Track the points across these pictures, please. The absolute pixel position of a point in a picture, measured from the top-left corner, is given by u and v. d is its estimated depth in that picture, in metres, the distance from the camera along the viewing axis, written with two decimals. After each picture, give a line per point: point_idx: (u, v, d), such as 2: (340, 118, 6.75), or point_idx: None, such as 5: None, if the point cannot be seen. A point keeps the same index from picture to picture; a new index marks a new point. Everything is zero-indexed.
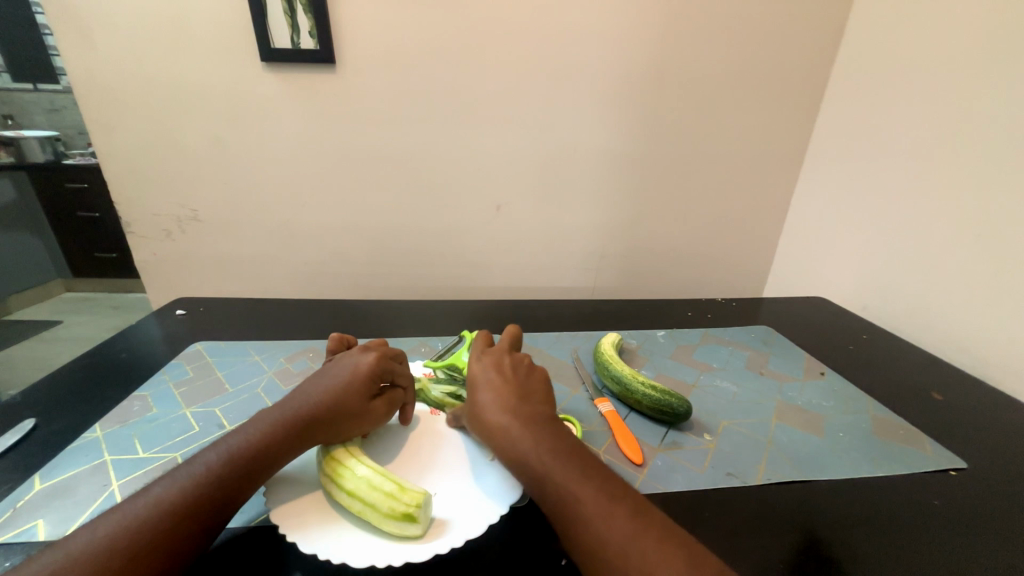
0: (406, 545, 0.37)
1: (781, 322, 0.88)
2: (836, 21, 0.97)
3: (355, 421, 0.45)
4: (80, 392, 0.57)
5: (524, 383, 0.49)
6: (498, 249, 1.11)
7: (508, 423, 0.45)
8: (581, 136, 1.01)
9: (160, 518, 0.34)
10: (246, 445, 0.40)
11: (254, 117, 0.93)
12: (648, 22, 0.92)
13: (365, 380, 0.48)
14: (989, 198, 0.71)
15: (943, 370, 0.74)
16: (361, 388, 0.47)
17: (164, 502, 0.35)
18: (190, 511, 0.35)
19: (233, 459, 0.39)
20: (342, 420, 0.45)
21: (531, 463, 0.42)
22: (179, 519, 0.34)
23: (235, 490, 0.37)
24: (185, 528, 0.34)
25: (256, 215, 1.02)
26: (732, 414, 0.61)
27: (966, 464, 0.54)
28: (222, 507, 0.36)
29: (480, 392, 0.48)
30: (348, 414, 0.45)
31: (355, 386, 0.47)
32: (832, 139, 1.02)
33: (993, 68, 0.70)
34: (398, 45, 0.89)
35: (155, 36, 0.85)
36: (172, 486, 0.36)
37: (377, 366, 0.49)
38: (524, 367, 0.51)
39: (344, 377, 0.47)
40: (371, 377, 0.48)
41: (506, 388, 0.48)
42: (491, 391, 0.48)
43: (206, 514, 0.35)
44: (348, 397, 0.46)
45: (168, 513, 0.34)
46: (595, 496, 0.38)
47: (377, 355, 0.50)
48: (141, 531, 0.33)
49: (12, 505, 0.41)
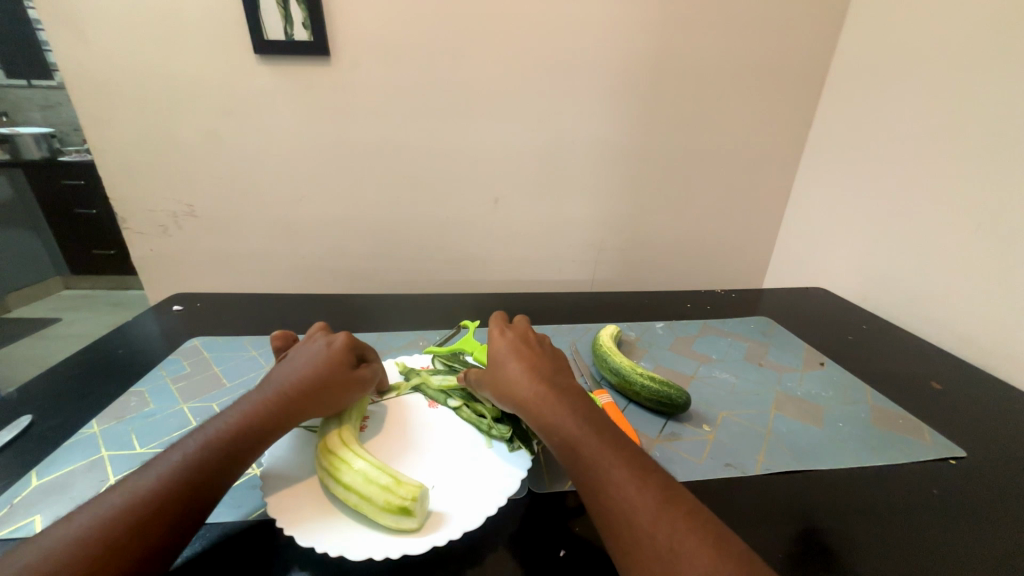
0: (402, 538, 0.37)
1: (780, 313, 0.88)
2: (838, 4, 0.95)
3: (340, 390, 0.46)
4: (78, 389, 0.57)
5: (547, 357, 0.51)
6: (496, 242, 1.10)
7: (539, 393, 0.45)
8: (579, 126, 1.00)
9: (137, 508, 0.33)
10: (227, 428, 0.40)
11: (248, 110, 0.92)
12: (646, 9, 0.91)
13: (339, 351, 0.49)
14: (989, 187, 0.70)
15: (942, 360, 0.74)
16: (337, 358, 0.48)
17: (143, 492, 0.34)
18: (170, 500, 0.34)
19: (211, 446, 0.38)
20: (328, 387, 0.46)
21: (561, 432, 0.41)
22: (162, 506, 0.34)
23: (219, 475, 0.37)
24: (164, 517, 0.34)
25: (251, 209, 1.02)
26: (732, 405, 0.60)
27: (966, 453, 0.53)
28: (202, 493, 0.36)
29: (505, 363, 0.49)
30: (331, 384, 0.46)
31: (333, 359, 0.48)
32: (832, 127, 1.01)
33: (995, 53, 0.69)
34: (393, 34, 0.88)
35: (147, 29, 0.84)
36: (150, 476, 0.35)
37: (349, 342, 0.50)
38: (545, 345, 0.53)
39: (318, 352, 0.48)
40: (344, 349, 0.49)
41: (532, 364, 0.48)
42: (516, 362, 0.48)
43: (184, 502, 0.35)
44: (327, 367, 0.47)
45: (146, 502, 0.34)
46: (625, 467, 0.38)
47: (346, 333, 0.51)
48: (118, 522, 0.32)
49: (9, 500, 0.41)
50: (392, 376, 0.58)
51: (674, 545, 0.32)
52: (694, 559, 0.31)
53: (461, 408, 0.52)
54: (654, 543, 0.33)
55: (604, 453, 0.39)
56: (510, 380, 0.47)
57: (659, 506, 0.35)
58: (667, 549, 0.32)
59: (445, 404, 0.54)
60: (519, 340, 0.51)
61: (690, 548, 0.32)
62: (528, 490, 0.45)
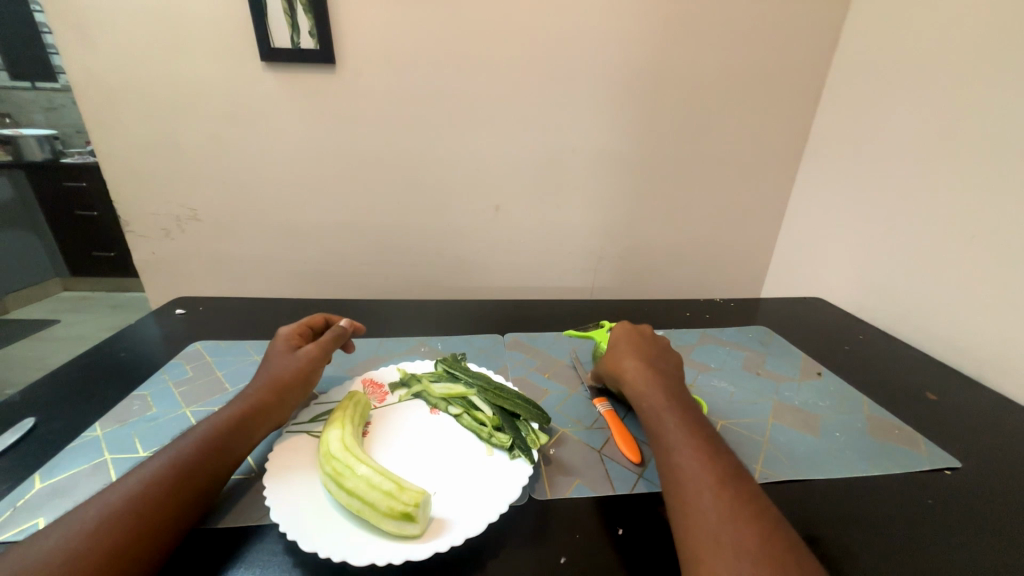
0: (405, 543, 0.37)
1: (779, 323, 0.88)
2: (835, 19, 0.97)
3: (308, 356, 0.54)
4: (82, 391, 0.57)
5: (656, 346, 0.60)
6: (497, 248, 1.11)
7: (640, 372, 0.54)
8: (580, 134, 1.01)
9: (148, 492, 0.36)
10: (218, 420, 0.44)
11: (253, 116, 0.93)
12: (647, 21, 0.92)
13: (286, 339, 0.57)
14: (986, 202, 0.71)
15: (939, 371, 0.74)
16: (289, 344, 0.56)
17: (153, 478, 0.37)
18: (181, 479, 0.38)
19: (210, 433, 0.43)
20: (295, 358, 0.53)
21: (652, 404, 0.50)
22: (172, 487, 0.37)
23: (220, 457, 0.41)
24: (167, 500, 0.36)
25: (254, 213, 1.02)
26: (730, 415, 0.61)
27: (961, 464, 0.54)
28: (202, 475, 0.39)
29: (617, 341, 0.60)
30: (297, 357, 0.54)
31: (280, 352, 0.54)
32: (829, 138, 1.02)
33: (988, 70, 0.71)
34: (397, 43, 0.90)
35: (154, 35, 0.85)
36: (157, 465, 0.39)
37: (290, 333, 0.57)
38: (655, 338, 0.61)
39: (273, 346, 0.56)
40: (290, 336, 0.57)
41: (638, 349, 0.58)
42: (628, 342, 0.59)
43: (186, 486, 0.38)
44: (287, 350, 0.55)
45: (157, 486, 0.37)
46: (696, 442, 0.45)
47: (287, 328, 0.58)
48: (132, 504, 0.35)
49: (13, 503, 0.42)
50: (393, 382, 0.59)
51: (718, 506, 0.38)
52: (731, 516, 0.37)
53: (462, 416, 0.53)
54: (704, 498, 0.39)
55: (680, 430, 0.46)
56: (622, 354, 0.58)
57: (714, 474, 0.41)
58: (714, 505, 0.39)
59: (445, 411, 0.54)
60: (637, 329, 0.62)
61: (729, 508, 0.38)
62: (529, 497, 0.45)
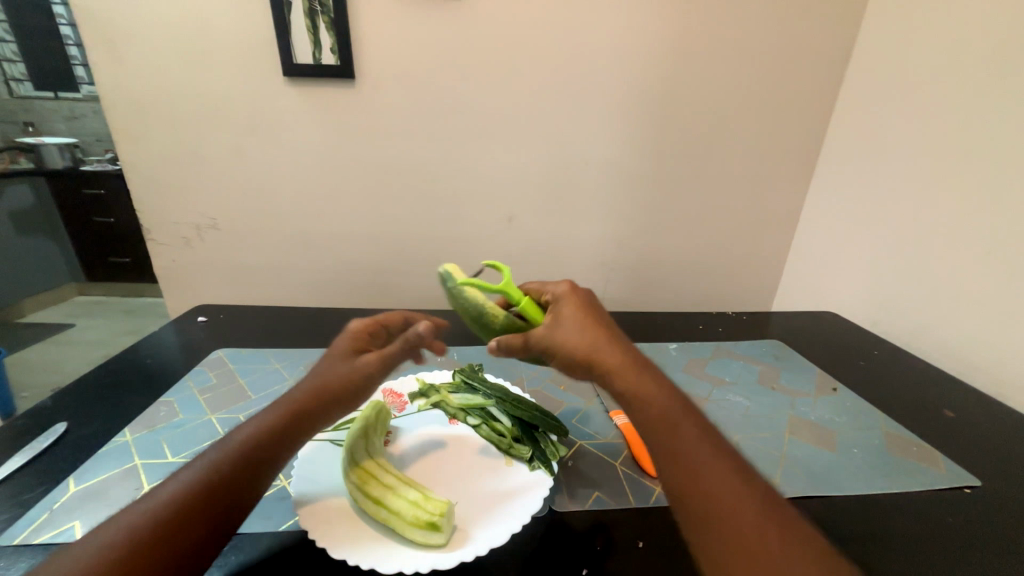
0: (430, 553, 0.38)
1: (791, 337, 0.89)
2: (844, 37, 0.99)
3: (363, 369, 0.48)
4: (111, 397, 0.59)
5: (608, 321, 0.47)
6: (510, 259, 1.12)
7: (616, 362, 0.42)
8: (592, 148, 1.02)
9: (171, 511, 0.36)
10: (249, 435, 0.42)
11: (274, 128, 0.95)
12: (659, 39, 0.94)
13: (351, 338, 0.50)
14: (998, 219, 0.72)
15: (954, 387, 0.74)
16: (350, 345, 0.50)
17: (177, 495, 0.37)
18: (203, 501, 0.37)
19: (239, 449, 0.41)
20: (351, 370, 0.47)
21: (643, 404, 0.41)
22: (195, 507, 0.36)
23: (252, 479, 0.40)
24: (192, 521, 0.36)
25: (272, 223, 1.04)
26: (745, 430, 0.61)
27: (979, 482, 0.54)
28: (228, 497, 0.38)
29: (561, 315, 0.45)
30: (352, 367, 0.48)
31: (334, 358, 0.49)
32: (840, 154, 1.03)
33: (997, 90, 0.72)
34: (415, 59, 0.92)
35: (182, 51, 0.88)
36: (182, 480, 0.38)
37: (357, 332, 0.51)
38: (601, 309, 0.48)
39: (334, 344, 0.50)
40: (356, 335, 0.51)
41: (594, 326, 0.45)
42: (577, 314, 0.45)
43: (211, 508, 0.37)
44: (346, 354, 0.49)
45: (180, 504, 0.36)
46: (712, 451, 0.38)
47: (357, 323, 0.52)
48: (157, 523, 0.35)
49: (49, 506, 0.43)
50: (412, 392, 0.59)
51: (756, 531, 0.34)
52: (770, 543, 0.33)
53: (480, 426, 0.53)
54: (736, 523, 0.34)
55: (695, 437, 0.39)
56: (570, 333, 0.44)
57: (739, 492, 0.36)
58: (750, 531, 0.34)
59: (464, 421, 0.54)
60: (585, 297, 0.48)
61: (768, 533, 0.34)
62: (549, 508, 0.46)
